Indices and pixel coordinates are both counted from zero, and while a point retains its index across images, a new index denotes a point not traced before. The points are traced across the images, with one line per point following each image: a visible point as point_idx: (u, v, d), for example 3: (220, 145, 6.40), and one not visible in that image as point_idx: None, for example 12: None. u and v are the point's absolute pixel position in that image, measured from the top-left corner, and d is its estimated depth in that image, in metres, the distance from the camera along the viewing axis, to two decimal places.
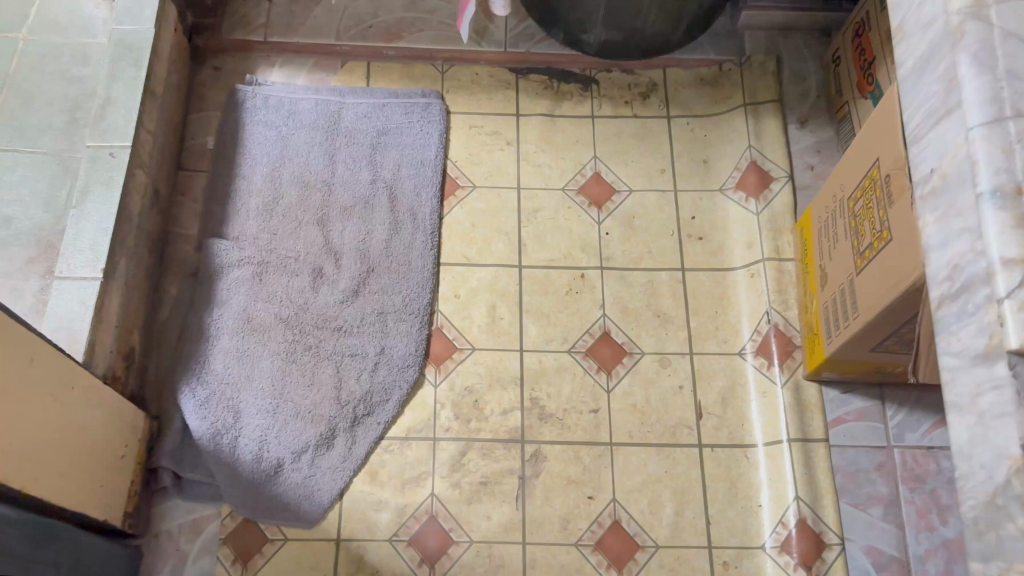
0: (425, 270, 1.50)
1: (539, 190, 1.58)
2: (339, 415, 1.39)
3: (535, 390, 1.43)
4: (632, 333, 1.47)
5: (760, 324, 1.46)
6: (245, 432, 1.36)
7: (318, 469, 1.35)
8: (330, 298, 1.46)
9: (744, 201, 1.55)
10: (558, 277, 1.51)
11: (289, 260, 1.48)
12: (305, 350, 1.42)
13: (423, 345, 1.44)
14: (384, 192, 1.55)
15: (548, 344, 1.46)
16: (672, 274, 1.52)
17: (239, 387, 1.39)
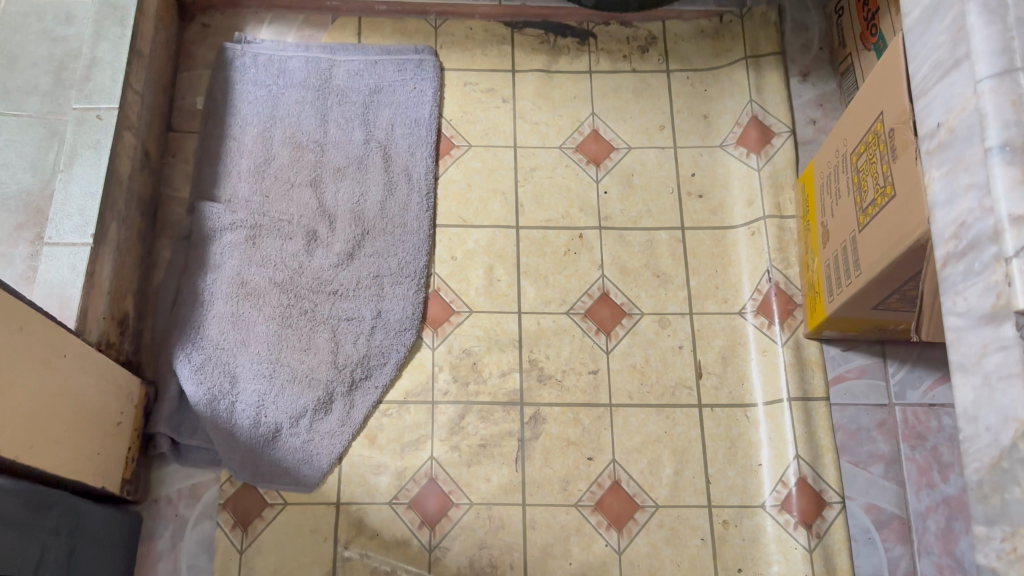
0: (422, 232, 1.47)
1: (536, 149, 1.55)
2: (336, 379, 1.37)
3: (534, 351, 1.41)
4: (631, 294, 1.46)
5: (760, 282, 1.44)
6: (242, 397, 1.35)
7: (316, 433, 1.35)
8: (325, 261, 1.44)
9: (745, 156, 1.53)
10: (556, 237, 1.49)
11: (283, 222, 1.46)
12: (301, 315, 1.41)
13: (420, 308, 1.43)
14: (378, 152, 1.52)
15: (547, 305, 1.44)
16: (671, 232, 1.49)
17: (235, 351, 1.37)
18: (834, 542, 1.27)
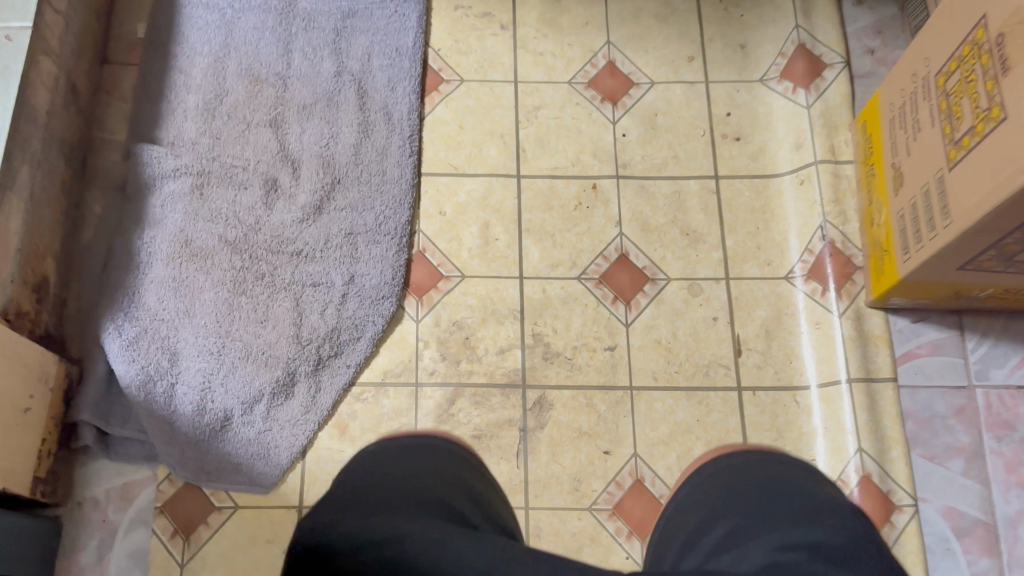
0: (404, 181, 1.23)
1: (540, 84, 1.30)
2: (299, 357, 1.13)
3: (538, 324, 1.17)
4: (654, 255, 1.21)
5: (812, 242, 1.20)
6: (184, 379, 1.11)
7: (274, 423, 1.11)
8: (287, 215, 1.20)
9: (791, 91, 1.28)
10: (565, 188, 1.24)
11: (237, 169, 1.22)
12: (257, 279, 1.16)
13: (401, 271, 1.18)
14: (351, 87, 1.27)
15: (554, 269, 1.20)
16: (702, 181, 1.25)
17: (177, 324, 1.14)
18: (907, 554, 1.04)
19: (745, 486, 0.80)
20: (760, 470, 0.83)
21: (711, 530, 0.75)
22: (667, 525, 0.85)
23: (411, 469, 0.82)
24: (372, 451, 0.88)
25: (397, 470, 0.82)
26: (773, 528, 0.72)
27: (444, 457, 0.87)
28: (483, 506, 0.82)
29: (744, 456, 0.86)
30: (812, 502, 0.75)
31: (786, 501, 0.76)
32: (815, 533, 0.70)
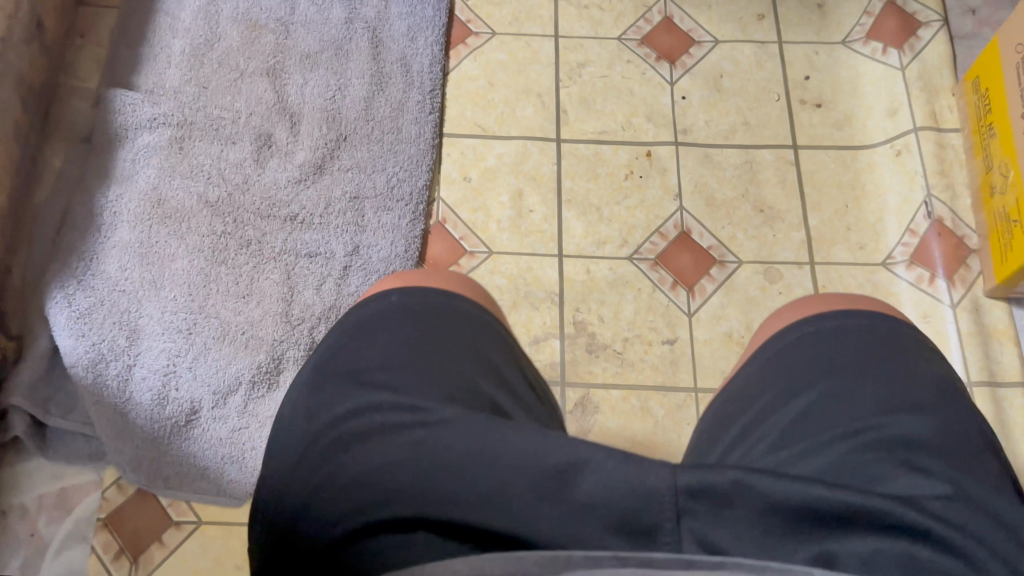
0: (423, 140, 1.03)
1: (585, 40, 1.11)
2: (288, 339, 0.91)
3: (580, 311, 0.96)
4: (722, 234, 1.00)
5: (914, 221, 0.99)
6: (144, 363, 0.89)
7: (252, 419, 0.88)
8: (281, 175, 1.00)
9: (880, 53, 1.09)
10: (614, 156, 1.04)
11: (225, 122, 1.02)
12: (241, 247, 0.96)
13: (416, 243, 0.97)
14: (364, 36, 1.09)
15: (600, 248, 0.99)
16: (778, 151, 1.05)
17: (140, 297, 0.93)
18: None
19: (840, 385, 0.52)
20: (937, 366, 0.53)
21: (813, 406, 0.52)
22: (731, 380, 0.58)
23: (423, 354, 0.53)
24: (379, 306, 0.56)
25: (398, 354, 0.53)
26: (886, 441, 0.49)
27: (472, 332, 0.56)
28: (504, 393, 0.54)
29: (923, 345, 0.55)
30: (917, 393, 0.51)
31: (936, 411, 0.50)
32: (906, 424, 0.49)
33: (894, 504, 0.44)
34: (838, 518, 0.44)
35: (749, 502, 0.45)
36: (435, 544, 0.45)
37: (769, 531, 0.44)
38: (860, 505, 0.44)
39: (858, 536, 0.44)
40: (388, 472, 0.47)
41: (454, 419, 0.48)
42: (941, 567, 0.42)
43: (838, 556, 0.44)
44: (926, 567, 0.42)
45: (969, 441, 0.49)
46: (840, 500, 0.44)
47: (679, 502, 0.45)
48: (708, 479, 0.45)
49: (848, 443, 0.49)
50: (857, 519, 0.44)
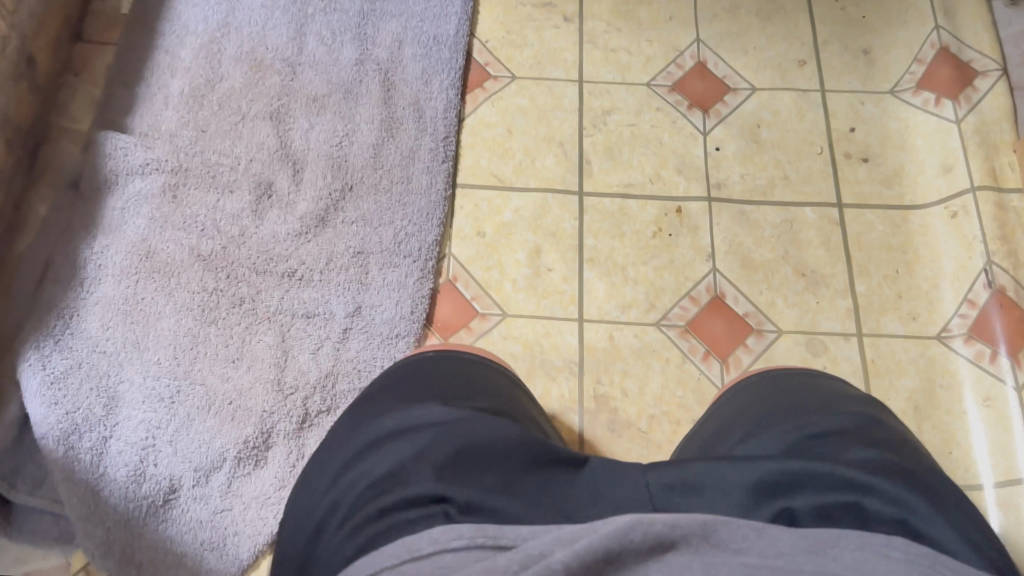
0: (434, 190, 0.95)
1: (611, 85, 1.03)
2: (278, 411, 0.83)
3: (602, 383, 0.87)
4: (760, 301, 0.91)
5: (972, 290, 0.90)
6: (121, 434, 0.82)
7: (236, 500, 0.81)
8: (280, 227, 0.92)
9: (932, 104, 1.00)
10: (641, 211, 0.96)
11: (222, 168, 0.95)
12: (233, 305, 0.88)
13: (424, 302, 0.89)
14: (375, 78, 1.01)
15: (625, 312, 0.90)
16: (822, 210, 0.96)
17: (121, 359, 0.85)
18: None
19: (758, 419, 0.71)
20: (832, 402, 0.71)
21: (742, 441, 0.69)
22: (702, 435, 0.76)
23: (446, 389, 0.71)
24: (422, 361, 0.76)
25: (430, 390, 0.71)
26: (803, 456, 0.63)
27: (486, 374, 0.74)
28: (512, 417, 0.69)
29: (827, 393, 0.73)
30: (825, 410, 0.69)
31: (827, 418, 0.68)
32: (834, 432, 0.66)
33: (834, 469, 0.60)
34: (791, 485, 0.60)
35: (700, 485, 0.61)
36: (451, 515, 0.56)
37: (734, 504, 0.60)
38: (808, 472, 0.60)
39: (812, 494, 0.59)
40: (413, 464, 0.60)
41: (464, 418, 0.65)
42: (879, 510, 0.57)
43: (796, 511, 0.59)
44: (867, 514, 0.57)
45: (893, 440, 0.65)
46: (791, 470, 0.60)
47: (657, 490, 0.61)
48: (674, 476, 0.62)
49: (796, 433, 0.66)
50: (807, 483, 0.60)
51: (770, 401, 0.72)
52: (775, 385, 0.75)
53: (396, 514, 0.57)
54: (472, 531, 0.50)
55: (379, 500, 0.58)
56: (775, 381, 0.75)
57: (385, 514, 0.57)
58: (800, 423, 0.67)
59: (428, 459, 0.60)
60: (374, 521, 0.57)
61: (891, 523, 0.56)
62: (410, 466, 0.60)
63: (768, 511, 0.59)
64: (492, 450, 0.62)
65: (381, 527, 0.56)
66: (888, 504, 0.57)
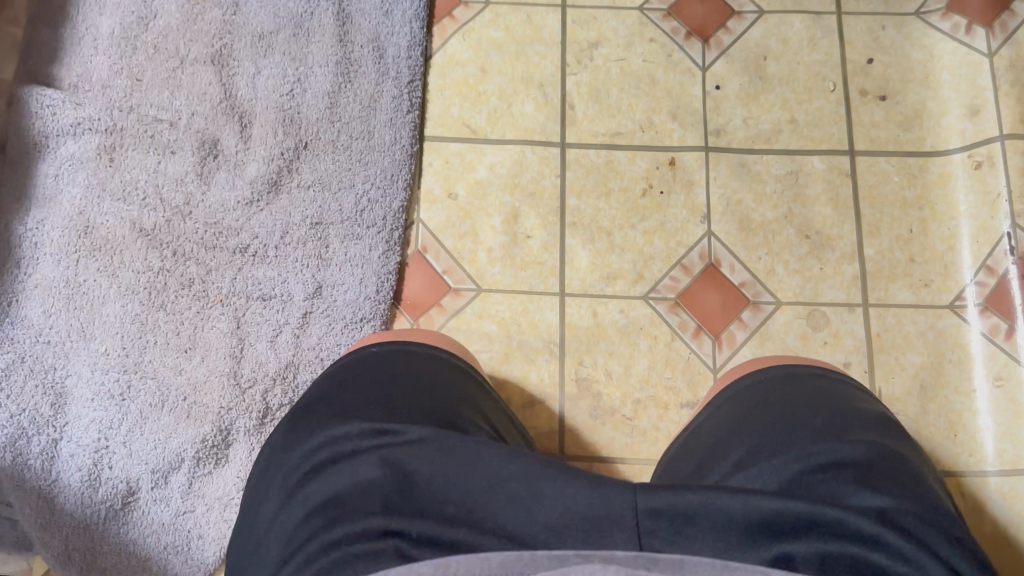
0: (399, 147, 0.85)
1: (598, 11, 0.90)
2: (237, 406, 0.78)
3: (585, 365, 0.81)
4: (758, 268, 0.84)
5: (992, 256, 0.82)
6: (72, 435, 0.77)
7: (199, 501, 0.77)
8: (229, 195, 0.83)
9: (962, 31, 0.87)
10: (630, 165, 0.86)
11: (161, 125, 0.85)
12: (182, 287, 0.81)
13: (390, 280, 0.82)
14: (328, 8, 0.88)
15: (611, 285, 0.83)
16: (832, 159, 0.86)
17: (66, 350, 0.79)
18: None
19: (753, 415, 0.62)
20: (837, 397, 0.62)
21: (733, 445, 0.61)
22: (699, 418, 0.67)
23: (400, 390, 0.62)
24: (375, 351, 0.67)
25: (380, 392, 0.62)
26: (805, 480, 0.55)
27: (447, 371, 0.66)
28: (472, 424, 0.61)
29: (827, 383, 0.64)
30: (831, 410, 0.61)
31: (828, 424, 0.59)
32: (844, 449, 0.56)
33: (844, 514, 0.50)
34: (790, 528, 0.51)
35: (694, 518, 0.52)
36: (406, 551, 0.49)
37: (728, 542, 0.51)
38: (813, 516, 0.51)
39: (813, 542, 0.50)
40: (362, 493, 0.53)
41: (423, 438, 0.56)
42: (889, 569, 0.48)
43: (793, 562, 0.50)
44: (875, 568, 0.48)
45: (908, 457, 0.57)
46: (793, 511, 0.51)
47: (640, 520, 0.52)
48: (664, 500, 0.52)
49: (800, 463, 0.56)
50: (810, 528, 0.51)
51: (775, 411, 0.62)
52: (780, 385, 0.64)
53: (339, 551, 0.50)
54: (433, 568, 0.47)
55: (318, 544, 0.51)
56: (786, 383, 0.64)
57: (326, 551, 0.50)
58: (805, 445, 0.58)
59: (380, 488, 0.54)
60: (315, 559, 0.50)
61: None
62: (359, 494, 0.53)
63: (761, 556, 0.50)
64: (441, 482, 0.54)
65: (322, 567, 0.49)
66: (901, 564, 0.48)
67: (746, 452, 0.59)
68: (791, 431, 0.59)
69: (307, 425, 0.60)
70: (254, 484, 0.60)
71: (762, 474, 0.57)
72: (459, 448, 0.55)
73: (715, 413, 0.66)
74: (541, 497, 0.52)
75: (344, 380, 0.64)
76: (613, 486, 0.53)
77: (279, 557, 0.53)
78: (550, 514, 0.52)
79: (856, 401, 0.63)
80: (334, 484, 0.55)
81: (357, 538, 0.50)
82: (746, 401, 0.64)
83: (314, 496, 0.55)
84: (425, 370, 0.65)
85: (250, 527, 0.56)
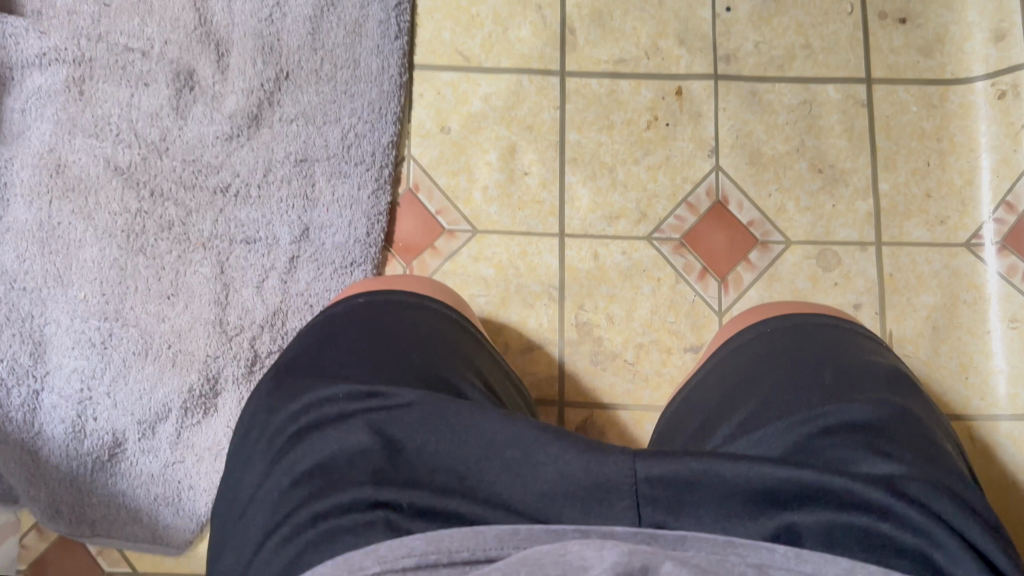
0: (387, 77, 0.79)
1: None
2: (224, 354, 0.76)
3: (585, 309, 0.78)
4: (768, 206, 0.80)
5: (1012, 192, 0.79)
6: (54, 386, 0.75)
7: (189, 452, 0.75)
8: (207, 130, 0.78)
9: None
10: (634, 95, 0.81)
11: (133, 54, 0.78)
12: (161, 230, 0.77)
13: (380, 221, 0.78)
14: None
15: (613, 225, 0.79)
16: (848, 88, 0.81)
17: (43, 298, 0.75)
18: None
19: (758, 370, 0.60)
20: (847, 349, 0.59)
21: (737, 402, 0.58)
22: (702, 371, 0.65)
23: (389, 346, 0.59)
24: (361, 303, 0.64)
25: (367, 348, 0.59)
26: (814, 444, 0.52)
27: (440, 325, 0.63)
28: (465, 382, 0.59)
29: (836, 332, 0.62)
30: (841, 363, 0.58)
31: (837, 381, 0.56)
32: (854, 409, 0.53)
33: (852, 482, 0.47)
34: (796, 497, 0.48)
35: (697, 485, 0.48)
36: (398, 522, 0.46)
37: (732, 511, 0.48)
38: (820, 485, 0.47)
39: (819, 512, 0.47)
40: (350, 461, 0.50)
41: (416, 402, 0.54)
42: (898, 540, 0.45)
43: (799, 533, 0.47)
44: (884, 542, 0.45)
45: (923, 421, 0.54)
46: (800, 480, 0.47)
47: (640, 487, 0.48)
48: (667, 468, 0.49)
49: (808, 426, 0.53)
50: (815, 498, 0.47)
51: (782, 365, 0.59)
52: (789, 336, 0.61)
53: (325, 523, 0.47)
54: (425, 543, 0.43)
55: (303, 514, 0.48)
56: (792, 334, 0.61)
57: (312, 524, 0.47)
58: (811, 404, 0.55)
59: (370, 456, 0.50)
60: (301, 533, 0.47)
61: (912, 558, 0.44)
62: (348, 462, 0.50)
63: (768, 526, 0.47)
64: (434, 451, 0.51)
65: (309, 540, 0.46)
66: (911, 534, 0.45)
67: (751, 411, 0.57)
68: (798, 390, 0.56)
69: (291, 385, 0.57)
70: (239, 446, 0.58)
71: (766, 437, 0.54)
72: (450, 413, 0.53)
73: (717, 365, 0.64)
74: (536, 465, 0.49)
75: (330, 335, 0.61)
76: (615, 452, 0.50)
77: (263, 529, 0.50)
78: (545, 482, 0.49)
79: (867, 353, 0.59)
80: (321, 450, 0.52)
81: (344, 509, 0.47)
82: (752, 353, 0.62)
83: (299, 463, 0.52)
84: (413, 324, 0.62)
85: (237, 492, 0.54)
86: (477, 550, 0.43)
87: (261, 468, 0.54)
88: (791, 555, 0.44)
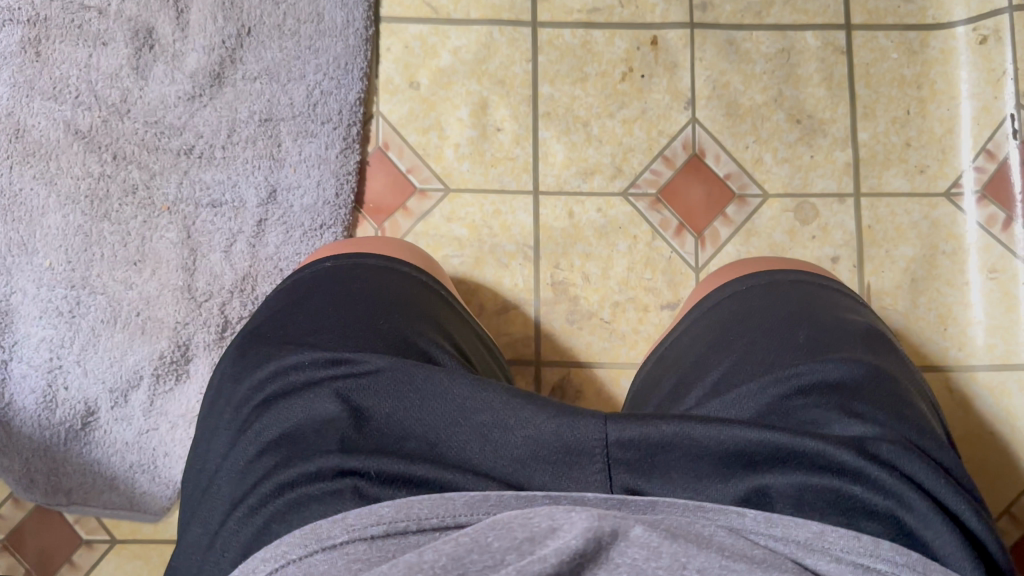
0: (352, 31, 0.77)
1: None
2: (194, 321, 0.75)
3: (561, 268, 0.77)
4: (745, 158, 0.78)
5: (993, 140, 0.78)
6: (23, 355, 0.74)
7: (162, 419, 0.75)
8: (169, 90, 0.75)
9: None
10: (608, 46, 0.79)
11: (89, 13, 0.75)
12: (125, 194, 0.75)
13: (349, 181, 0.77)
14: None
15: (587, 181, 0.78)
16: (827, 34, 0.79)
17: (8, 266, 0.74)
18: None
19: (731, 331, 0.59)
20: (821, 306, 0.59)
21: (710, 363, 0.58)
22: (678, 331, 0.64)
23: (356, 311, 0.58)
24: (328, 269, 0.62)
25: (333, 314, 0.58)
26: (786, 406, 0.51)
27: (410, 290, 0.62)
28: (434, 347, 0.58)
29: (811, 289, 0.61)
30: (815, 321, 0.57)
31: (811, 340, 0.56)
32: (828, 369, 0.52)
33: (825, 445, 0.46)
34: (767, 459, 0.46)
35: (668, 448, 0.47)
36: (365, 490, 0.44)
37: (702, 474, 0.46)
38: (793, 448, 0.46)
39: (790, 474, 0.45)
40: (318, 431, 0.49)
41: (382, 369, 0.52)
42: (870, 503, 0.44)
43: (769, 496, 0.45)
44: (856, 506, 0.44)
45: (898, 381, 0.53)
46: (772, 442, 0.46)
47: (612, 451, 0.47)
48: (640, 430, 0.47)
49: (779, 387, 0.52)
50: (787, 461, 0.46)
51: (756, 325, 0.58)
52: (764, 295, 0.61)
53: (292, 493, 0.45)
54: (393, 510, 0.41)
55: (271, 482, 0.47)
56: (767, 293, 0.60)
57: (280, 494, 0.46)
58: (784, 364, 0.54)
59: (338, 424, 0.49)
60: (267, 504, 0.46)
61: (884, 523, 0.43)
62: (315, 431, 0.49)
63: (737, 490, 0.45)
64: (402, 419, 0.49)
65: (276, 510, 0.45)
66: (882, 497, 0.43)
67: (723, 372, 0.56)
68: (771, 350, 0.56)
69: (257, 354, 0.56)
70: (207, 416, 0.57)
71: (737, 398, 0.53)
72: (418, 380, 0.51)
73: (691, 325, 0.63)
74: (504, 431, 0.48)
75: (297, 302, 0.60)
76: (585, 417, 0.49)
77: (230, 500, 0.49)
78: (515, 447, 0.47)
79: (842, 311, 0.59)
80: (287, 420, 0.50)
81: (312, 478, 0.46)
82: (726, 314, 0.61)
83: (265, 433, 0.50)
84: (382, 289, 0.61)
85: (203, 464, 0.53)
86: (447, 516, 0.41)
87: (227, 438, 0.53)
88: (761, 519, 0.42)
